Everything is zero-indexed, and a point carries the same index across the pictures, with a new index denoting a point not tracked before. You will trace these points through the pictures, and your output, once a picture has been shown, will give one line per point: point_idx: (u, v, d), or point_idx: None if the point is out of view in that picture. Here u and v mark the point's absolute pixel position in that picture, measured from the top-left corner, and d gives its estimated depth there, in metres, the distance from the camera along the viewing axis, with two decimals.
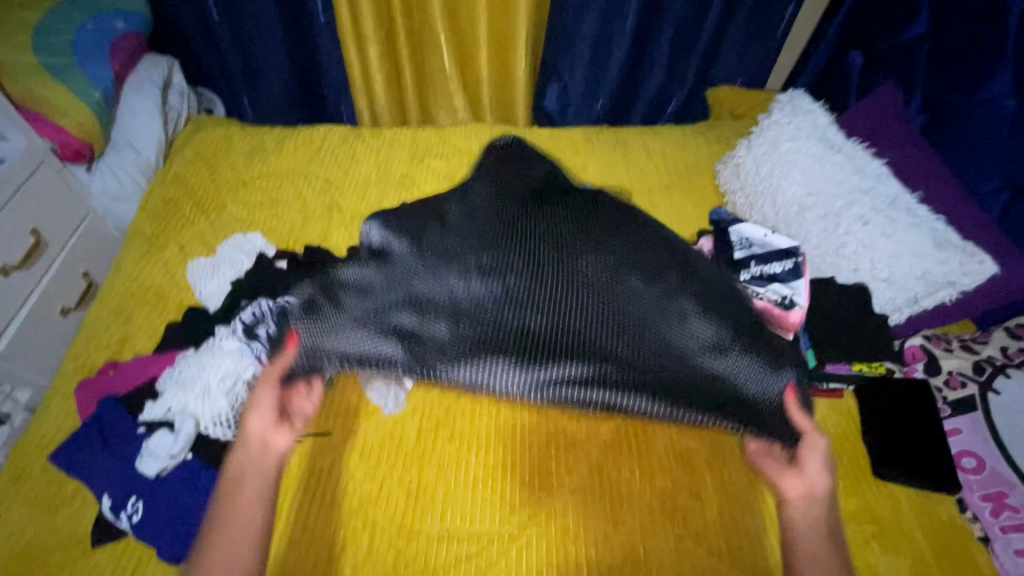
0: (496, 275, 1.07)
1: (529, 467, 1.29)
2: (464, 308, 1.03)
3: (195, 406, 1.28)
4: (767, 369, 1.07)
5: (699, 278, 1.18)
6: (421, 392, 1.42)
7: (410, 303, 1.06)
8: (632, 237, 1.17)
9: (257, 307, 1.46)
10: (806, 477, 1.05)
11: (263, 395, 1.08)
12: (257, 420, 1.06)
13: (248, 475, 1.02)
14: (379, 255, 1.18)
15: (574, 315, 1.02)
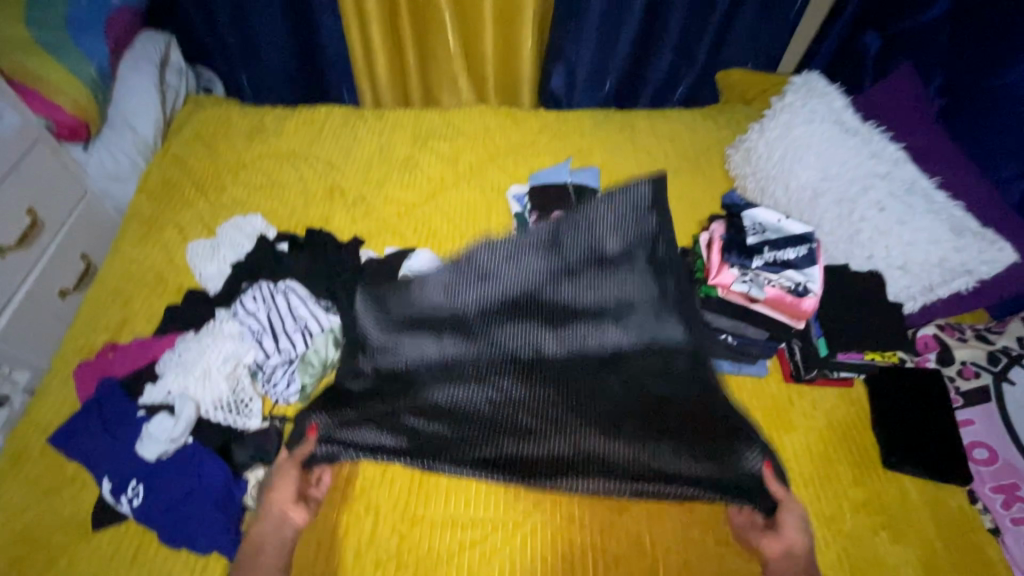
0: (498, 384, 1.28)
1: None
2: (456, 408, 1.24)
3: (196, 389, 1.27)
4: (735, 452, 1.16)
5: (678, 368, 1.29)
6: None
7: (424, 407, 1.26)
8: (616, 339, 1.37)
9: (257, 291, 1.45)
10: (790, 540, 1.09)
11: (283, 477, 1.14)
12: (278, 494, 1.12)
13: (268, 539, 1.08)
14: (392, 354, 1.36)
15: (552, 414, 1.23)
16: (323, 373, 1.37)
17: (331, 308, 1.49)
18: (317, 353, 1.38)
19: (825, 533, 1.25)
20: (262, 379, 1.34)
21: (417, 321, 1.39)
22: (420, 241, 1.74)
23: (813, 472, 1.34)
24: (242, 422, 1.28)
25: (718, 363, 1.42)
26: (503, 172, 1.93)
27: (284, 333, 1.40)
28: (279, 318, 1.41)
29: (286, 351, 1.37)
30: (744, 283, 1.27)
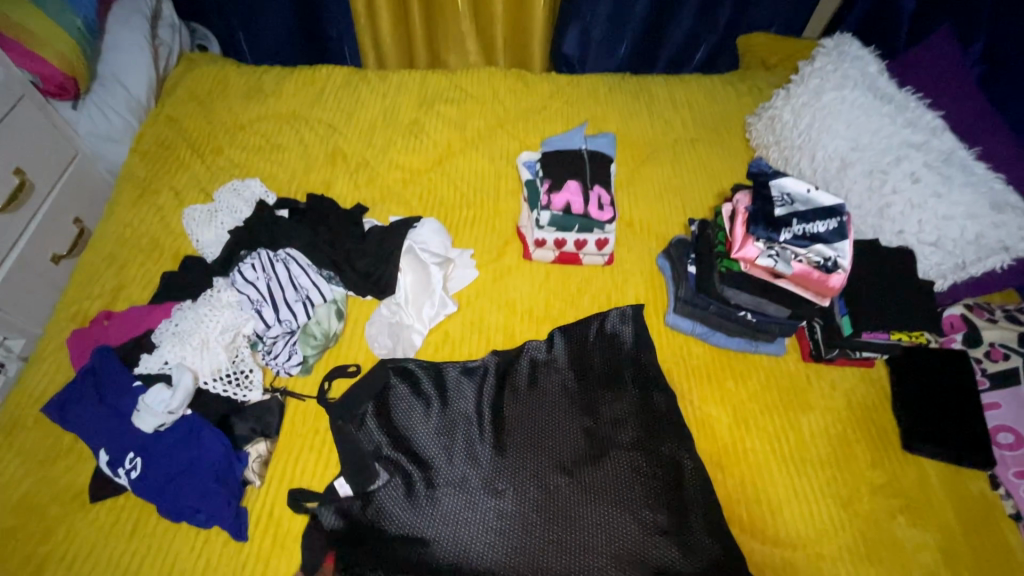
0: (502, 494, 1.16)
1: (539, 436, 1.25)
2: (457, 508, 1.14)
3: (193, 359, 1.21)
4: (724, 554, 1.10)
5: (660, 464, 1.22)
6: (431, 350, 1.38)
7: (433, 520, 1.13)
8: (602, 428, 1.27)
9: (257, 259, 1.38)
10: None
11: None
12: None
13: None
14: (399, 452, 1.21)
15: (539, 516, 1.14)
16: (326, 345, 1.34)
17: (334, 279, 1.44)
18: (320, 325, 1.34)
19: (842, 514, 1.21)
20: (263, 350, 1.30)
21: (425, 418, 1.26)
22: (424, 208, 1.66)
23: (830, 452, 1.30)
24: (243, 395, 1.24)
25: (732, 340, 1.41)
26: (513, 139, 1.84)
27: (285, 303, 1.34)
28: (280, 288, 1.35)
29: (286, 322, 1.32)
30: (770, 257, 1.18)
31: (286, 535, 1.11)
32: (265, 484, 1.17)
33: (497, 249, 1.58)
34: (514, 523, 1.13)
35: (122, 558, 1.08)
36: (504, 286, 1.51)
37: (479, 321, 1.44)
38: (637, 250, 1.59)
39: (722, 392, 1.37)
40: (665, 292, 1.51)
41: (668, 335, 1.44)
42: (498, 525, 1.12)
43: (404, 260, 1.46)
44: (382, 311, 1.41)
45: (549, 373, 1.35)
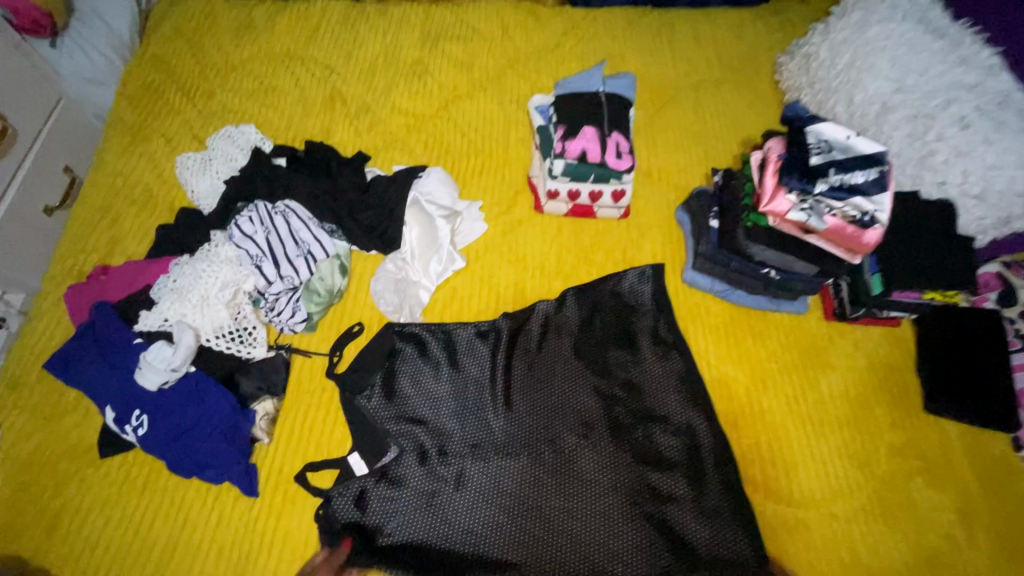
0: (517, 459, 1.15)
1: (546, 395, 1.22)
2: (468, 473, 1.13)
3: (194, 316, 1.16)
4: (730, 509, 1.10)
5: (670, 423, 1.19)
6: (438, 307, 1.35)
7: (450, 489, 1.12)
8: (613, 390, 1.23)
9: (255, 213, 1.28)
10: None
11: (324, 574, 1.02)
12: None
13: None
14: (408, 422, 1.18)
15: (548, 480, 1.13)
16: (331, 302, 1.28)
17: (338, 233, 1.35)
18: (323, 282, 1.27)
19: (857, 475, 1.20)
20: (265, 307, 1.24)
21: (435, 387, 1.22)
22: (429, 157, 1.57)
23: (850, 414, 1.27)
24: (247, 352, 1.20)
25: (752, 297, 1.36)
26: (523, 81, 1.71)
27: (286, 259, 1.26)
28: (281, 243, 1.27)
29: (289, 278, 1.25)
30: (803, 212, 1.09)
31: (297, 492, 1.12)
32: (273, 442, 1.16)
33: (506, 202, 1.51)
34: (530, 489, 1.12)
35: (135, 512, 1.09)
36: (514, 240, 1.45)
37: (487, 279, 1.39)
38: (653, 202, 1.51)
39: (740, 352, 1.33)
40: (683, 247, 1.45)
41: (684, 292, 1.39)
42: (516, 490, 1.12)
43: (409, 212, 1.38)
44: (386, 266, 1.36)
45: (561, 335, 1.29)
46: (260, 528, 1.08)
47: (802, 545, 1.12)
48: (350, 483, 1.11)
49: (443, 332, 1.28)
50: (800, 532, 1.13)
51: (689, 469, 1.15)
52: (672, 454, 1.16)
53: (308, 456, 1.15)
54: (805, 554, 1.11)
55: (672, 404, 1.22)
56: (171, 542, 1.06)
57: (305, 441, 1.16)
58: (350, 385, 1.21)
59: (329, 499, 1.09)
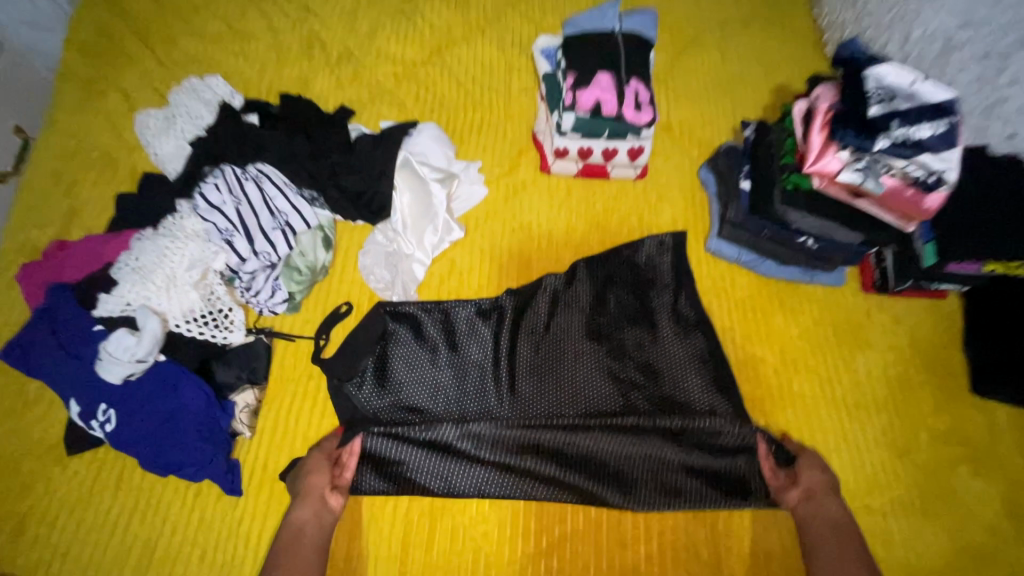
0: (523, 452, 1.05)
1: (554, 376, 1.10)
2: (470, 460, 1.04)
3: (159, 300, 1.02)
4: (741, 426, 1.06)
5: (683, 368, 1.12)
6: (435, 282, 1.22)
7: (451, 484, 1.03)
8: (627, 363, 1.12)
9: (222, 180, 1.12)
10: (812, 500, 0.98)
11: (321, 460, 1.01)
12: (312, 475, 0.98)
13: (304, 494, 0.96)
14: (404, 410, 1.07)
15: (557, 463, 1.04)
16: (314, 280, 1.15)
17: (320, 202, 1.19)
18: (305, 258, 1.14)
19: (894, 464, 1.10)
20: (240, 287, 1.11)
21: (432, 373, 1.10)
22: (422, 112, 1.39)
23: (888, 397, 1.15)
24: (223, 338, 1.07)
25: (784, 268, 1.22)
26: (527, 21, 1.50)
27: (261, 232, 1.11)
28: (254, 214, 1.11)
29: (265, 254, 1.11)
30: (858, 173, 0.95)
31: (283, 491, 1.02)
32: (256, 437, 1.06)
33: (509, 163, 1.35)
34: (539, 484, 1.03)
35: (109, 513, 1.00)
36: (518, 206, 1.30)
37: (489, 250, 1.25)
38: (673, 160, 1.35)
39: (769, 329, 1.20)
40: (707, 211, 1.30)
41: (708, 263, 1.25)
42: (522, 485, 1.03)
43: (398, 175, 1.22)
44: (376, 237, 1.21)
45: (570, 311, 1.16)
46: (244, 530, 1.00)
47: None
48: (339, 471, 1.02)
49: (440, 312, 1.15)
50: None
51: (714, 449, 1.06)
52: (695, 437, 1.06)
53: (295, 451, 1.05)
54: None
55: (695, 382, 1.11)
56: (150, 544, 0.99)
57: (291, 435, 1.06)
58: (339, 372, 1.09)
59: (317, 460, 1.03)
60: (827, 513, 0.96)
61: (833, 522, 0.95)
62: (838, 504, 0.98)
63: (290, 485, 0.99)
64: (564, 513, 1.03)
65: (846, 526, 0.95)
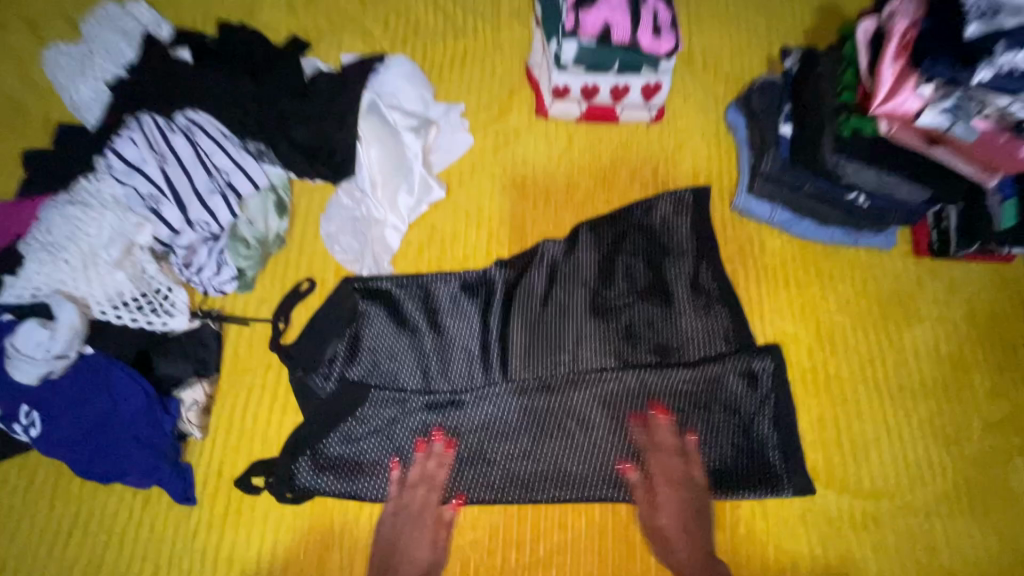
0: (514, 451, 0.91)
1: (552, 359, 0.94)
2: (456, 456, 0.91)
3: (76, 283, 0.85)
4: (757, 392, 0.93)
5: (700, 338, 0.95)
6: (413, 252, 1.03)
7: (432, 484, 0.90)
8: (637, 342, 0.95)
9: (140, 133, 0.91)
10: (665, 534, 0.87)
11: (421, 513, 0.88)
12: (417, 536, 0.87)
13: (405, 560, 0.86)
14: (377, 403, 0.92)
15: (556, 457, 0.91)
16: (266, 253, 0.98)
17: (269, 156, 0.99)
18: (253, 228, 0.96)
19: (941, 455, 0.96)
20: (178, 263, 0.94)
21: (410, 360, 0.94)
22: (392, 42, 1.15)
23: (939, 379, 1.00)
24: (162, 324, 0.91)
25: (822, 230, 1.04)
26: None
27: (197, 198, 0.93)
28: (186, 176, 0.93)
29: (202, 224, 0.93)
30: (946, 114, 0.76)
31: (243, 499, 0.90)
32: (209, 437, 0.92)
33: (498, 105, 1.13)
34: (531, 487, 0.90)
35: (46, 527, 0.88)
36: (509, 158, 1.09)
37: (475, 213, 1.06)
38: (694, 100, 1.13)
39: (803, 301, 1.03)
40: (734, 161, 1.09)
41: (733, 224, 1.06)
42: (513, 488, 0.90)
43: (365, 123, 1.01)
44: (341, 199, 1.02)
45: (571, 283, 0.98)
46: (201, 543, 0.87)
47: (872, 546, 0.90)
48: (309, 474, 0.89)
49: (418, 287, 0.98)
50: (869, 530, 0.91)
51: (738, 439, 0.92)
52: (713, 427, 0.92)
53: (254, 453, 0.92)
54: (873, 554, 0.90)
55: (717, 360, 0.93)
56: (94, 562, 0.87)
57: (249, 434, 0.92)
58: (301, 362, 0.93)
59: (305, 470, 0.89)
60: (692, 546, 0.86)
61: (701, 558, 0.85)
62: (708, 534, 0.87)
63: (379, 535, 0.88)
64: (564, 518, 0.91)
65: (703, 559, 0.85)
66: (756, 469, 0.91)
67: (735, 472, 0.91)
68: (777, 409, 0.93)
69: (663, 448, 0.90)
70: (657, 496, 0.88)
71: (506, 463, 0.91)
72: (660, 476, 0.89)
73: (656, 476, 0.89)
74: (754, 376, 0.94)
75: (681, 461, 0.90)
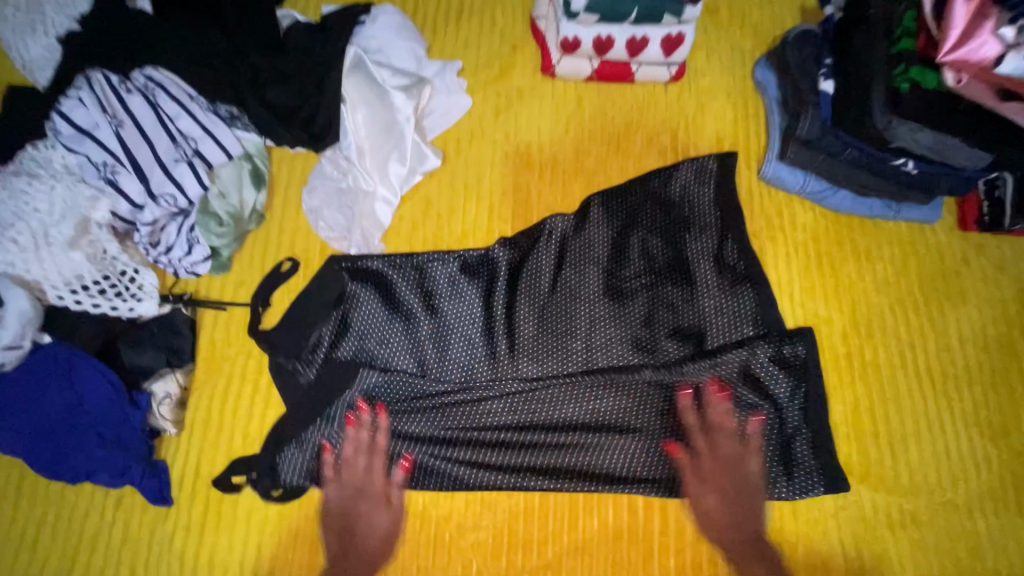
0: (521, 445, 0.83)
1: (561, 346, 0.85)
2: (455, 452, 0.83)
3: (27, 266, 0.77)
4: (787, 383, 0.84)
5: (727, 323, 0.85)
6: (406, 229, 0.93)
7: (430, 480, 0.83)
8: (656, 328, 0.86)
9: (91, 92, 0.81)
10: (706, 518, 0.79)
11: (371, 484, 0.81)
12: (370, 507, 0.80)
13: (364, 532, 0.79)
14: (367, 395, 0.83)
15: (565, 453, 0.83)
16: (242, 230, 0.88)
17: (243, 120, 0.89)
18: (226, 202, 0.86)
19: (987, 450, 0.87)
20: (142, 241, 0.83)
21: (405, 349, 0.85)
22: None
23: (986, 366, 0.91)
24: (129, 309, 0.81)
25: (860, 202, 0.94)
26: None
27: (160, 166, 0.83)
28: (146, 141, 0.82)
29: (167, 198, 0.83)
30: None
31: (224, 501, 0.82)
32: (185, 433, 0.84)
33: (499, 63, 1.01)
34: (541, 483, 0.82)
35: (10, 530, 0.81)
36: (512, 123, 0.98)
37: (475, 184, 0.95)
38: (718, 56, 1.01)
39: (838, 281, 0.93)
40: (763, 125, 0.98)
41: (762, 195, 0.96)
42: (523, 484, 0.82)
43: (349, 82, 0.90)
44: (325, 169, 0.92)
45: (582, 262, 0.88)
46: (179, 549, 0.80)
47: (912, 547, 0.83)
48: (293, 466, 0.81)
49: (413, 268, 0.88)
50: (907, 530, 0.83)
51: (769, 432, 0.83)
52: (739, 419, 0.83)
53: (234, 450, 0.84)
54: (911, 557, 0.82)
55: (742, 345, 0.84)
56: (62, 570, 0.79)
57: (229, 430, 0.84)
58: (283, 349, 0.85)
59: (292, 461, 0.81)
60: (739, 530, 0.79)
61: (745, 542, 0.79)
62: (760, 516, 0.80)
63: (327, 514, 0.80)
64: (574, 517, 0.83)
65: (746, 545, 0.79)
66: (784, 465, 0.83)
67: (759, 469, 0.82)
68: (807, 399, 0.84)
69: (716, 428, 0.82)
70: (704, 475, 0.81)
71: (512, 457, 0.83)
72: (705, 455, 0.81)
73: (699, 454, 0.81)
74: (784, 365, 0.84)
75: (729, 440, 0.81)
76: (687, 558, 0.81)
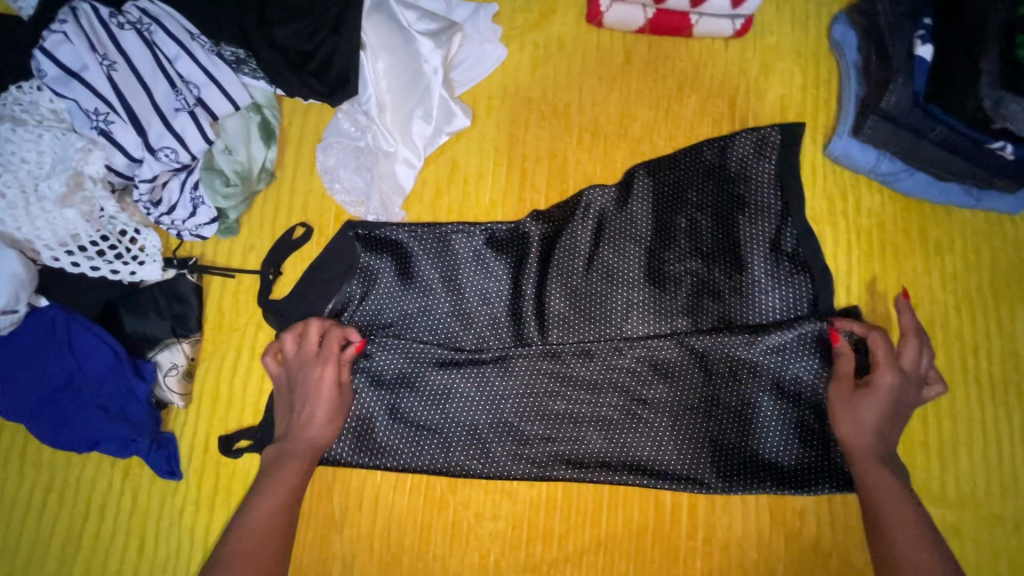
0: (547, 429, 0.79)
1: (594, 330, 0.79)
2: (473, 434, 0.78)
3: (17, 223, 0.70)
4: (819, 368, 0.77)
5: (772, 314, 0.78)
6: (429, 195, 0.85)
7: (436, 457, 0.78)
8: (697, 316, 0.79)
9: (77, 26, 0.70)
10: (862, 424, 0.71)
11: (311, 363, 0.73)
12: (317, 387, 0.72)
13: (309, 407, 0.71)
14: (375, 364, 0.78)
15: (593, 441, 0.78)
16: (251, 190, 0.80)
17: (251, 65, 0.79)
18: (232, 158, 0.78)
19: None
20: (143, 198, 0.76)
21: (418, 323, 0.79)
22: None
23: None
24: (131, 273, 0.75)
25: (932, 186, 0.84)
26: None
27: (158, 116, 0.74)
28: (143, 87, 0.73)
29: (166, 153, 0.75)
30: None
31: (232, 475, 0.79)
32: (190, 405, 0.80)
33: (539, 7, 0.89)
34: (571, 468, 0.78)
35: (17, 494, 0.79)
36: (550, 78, 0.87)
37: (506, 146, 0.86)
38: (790, 10, 0.89)
39: (902, 272, 0.85)
40: (833, 92, 0.87)
41: (825, 174, 0.86)
42: (548, 468, 0.78)
43: (369, 24, 0.81)
44: (342, 125, 0.83)
45: (622, 241, 0.80)
46: (188, 521, 0.78)
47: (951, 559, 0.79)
48: None
49: (435, 238, 0.80)
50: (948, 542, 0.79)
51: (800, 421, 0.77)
52: (786, 416, 0.77)
53: (242, 424, 0.79)
54: None
55: (791, 337, 0.77)
56: (71, 536, 0.78)
57: (238, 406, 0.80)
58: (294, 321, 0.78)
59: None
60: (882, 443, 0.71)
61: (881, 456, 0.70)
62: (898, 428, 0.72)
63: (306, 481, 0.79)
64: (597, 514, 0.79)
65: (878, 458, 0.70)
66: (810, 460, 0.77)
67: (793, 467, 0.77)
68: None
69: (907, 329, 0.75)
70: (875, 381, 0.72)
71: (539, 442, 0.78)
72: (884, 360, 0.72)
73: (877, 361, 0.72)
74: (826, 352, 0.76)
75: (917, 349, 0.74)
76: (714, 561, 0.77)
